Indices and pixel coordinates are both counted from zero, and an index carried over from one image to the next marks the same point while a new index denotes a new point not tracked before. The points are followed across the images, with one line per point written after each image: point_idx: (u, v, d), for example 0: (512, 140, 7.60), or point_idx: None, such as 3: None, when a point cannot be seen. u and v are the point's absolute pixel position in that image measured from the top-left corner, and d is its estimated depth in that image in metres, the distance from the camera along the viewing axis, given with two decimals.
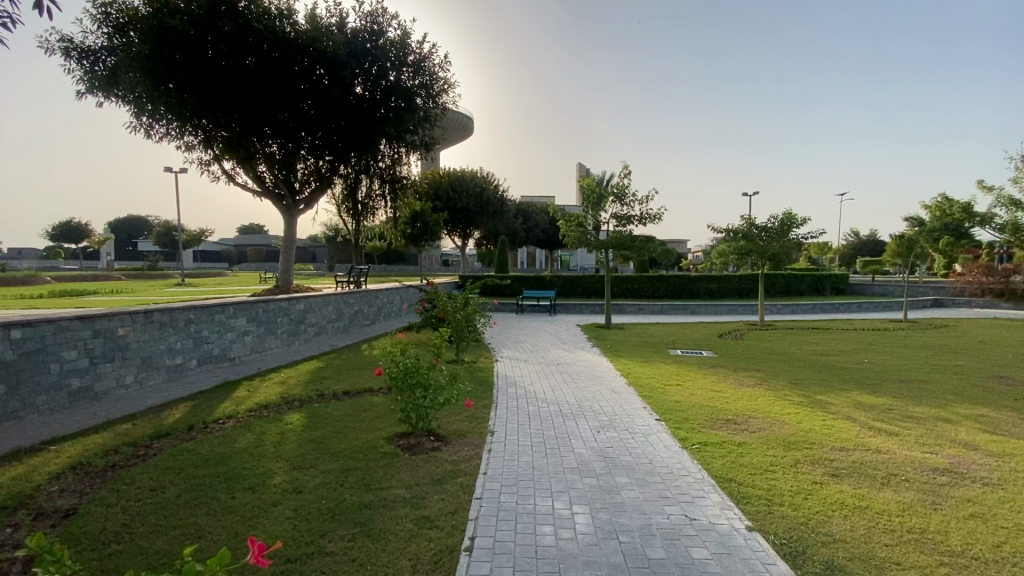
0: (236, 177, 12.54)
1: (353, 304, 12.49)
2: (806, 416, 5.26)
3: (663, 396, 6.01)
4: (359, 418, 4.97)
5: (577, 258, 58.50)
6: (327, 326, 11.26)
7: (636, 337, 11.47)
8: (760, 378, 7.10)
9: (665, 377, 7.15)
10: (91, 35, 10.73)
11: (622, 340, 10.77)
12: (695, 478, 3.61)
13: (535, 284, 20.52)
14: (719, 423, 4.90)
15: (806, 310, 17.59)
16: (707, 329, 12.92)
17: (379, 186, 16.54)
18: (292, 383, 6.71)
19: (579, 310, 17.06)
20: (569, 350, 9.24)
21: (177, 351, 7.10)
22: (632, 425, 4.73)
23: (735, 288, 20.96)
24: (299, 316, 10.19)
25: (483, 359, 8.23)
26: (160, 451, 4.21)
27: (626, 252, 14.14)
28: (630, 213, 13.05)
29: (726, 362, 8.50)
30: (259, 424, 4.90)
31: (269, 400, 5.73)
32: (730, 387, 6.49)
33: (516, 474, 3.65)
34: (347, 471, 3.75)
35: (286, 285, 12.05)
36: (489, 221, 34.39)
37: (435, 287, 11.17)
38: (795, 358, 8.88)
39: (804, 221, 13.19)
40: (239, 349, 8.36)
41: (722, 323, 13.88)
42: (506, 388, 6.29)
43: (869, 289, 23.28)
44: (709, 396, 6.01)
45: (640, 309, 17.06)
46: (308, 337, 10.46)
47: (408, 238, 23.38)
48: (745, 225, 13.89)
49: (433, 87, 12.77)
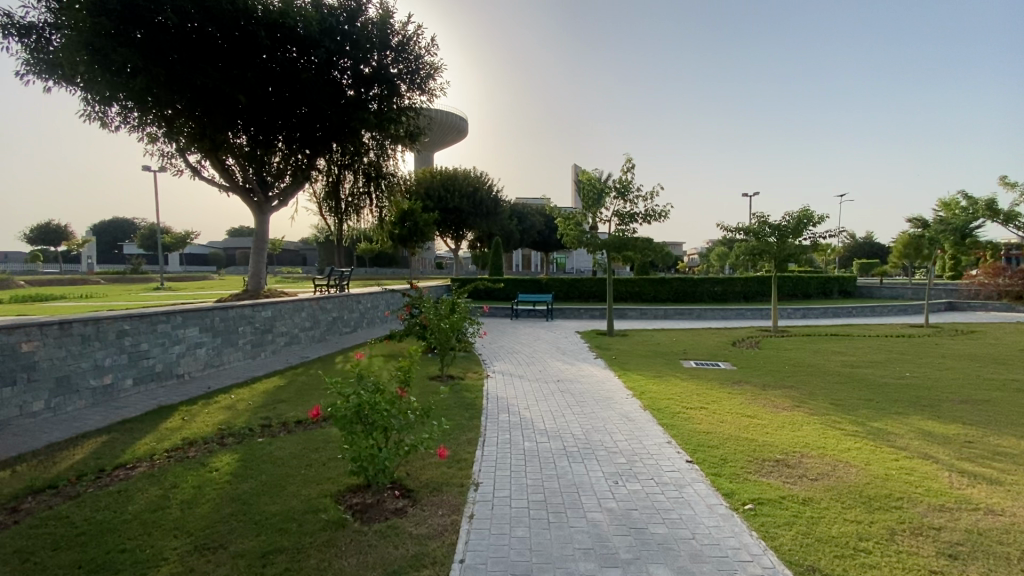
0: (202, 172, 11.35)
1: (330, 309, 11.38)
2: (871, 453, 4.20)
3: (688, 425, 4.93)
4: (306, 462, 3.86)
5: (573, 261, 57.49)
6: (300, 335, 10.15)
7: (642, 345, 10.40)
8: (797, 398, 6.04)
9: (684, 397, 6.08)
10: (32, 9, 9.25)
11: (628, 350, 9.72)
12: (761, 566, 2.53)
13: (531, 287, 19.43)
14: (767, 467, 3.83)
15: (817, 315, 16.63)
16: (718, 337, 11.89)
17: (363, 184, 15.47)
18: (241, 408, 5.59)
19: (578, 315, 16.02)
20: (569, 363, 8.15)
21: (106, 369, 5.95)
22: (658, 472, 3.64)
23: (741, 291, 19.98)
24: (265, 325, 9.06)
25: (471, 374, 7.12)
26: (22, 520, 3.07)
27: (630, 253, 13.07)
28: (633, 210, 11.98)
29: (749, 376, 7.45)
30: (175, 471, 3.77)
31: (202, 434, 4.61)
32: (766, 412, 5.41)
33: (506, 563, 2.55)
34: (268, 557, 2.64)
35: (255, 290, 10.92)
36: (483, 222, 33.29)
37: (420, 291, 10.07)
38: (826, 372, 7.84)
39: (822, 219, 12.12)
40: (188, 364, 7.21)
41: (732, 330, 12.86)
42: (496, 415, 5.19)
43: (877, 292, 22.39)
44: (744, 425, 4.94)
45: (643, 314, 16.03)
46: (276, 348, 9.32)
47: (397, 239, 22.18)
48: (757, 224, 12.82)
49: (418, 72, 11.67)
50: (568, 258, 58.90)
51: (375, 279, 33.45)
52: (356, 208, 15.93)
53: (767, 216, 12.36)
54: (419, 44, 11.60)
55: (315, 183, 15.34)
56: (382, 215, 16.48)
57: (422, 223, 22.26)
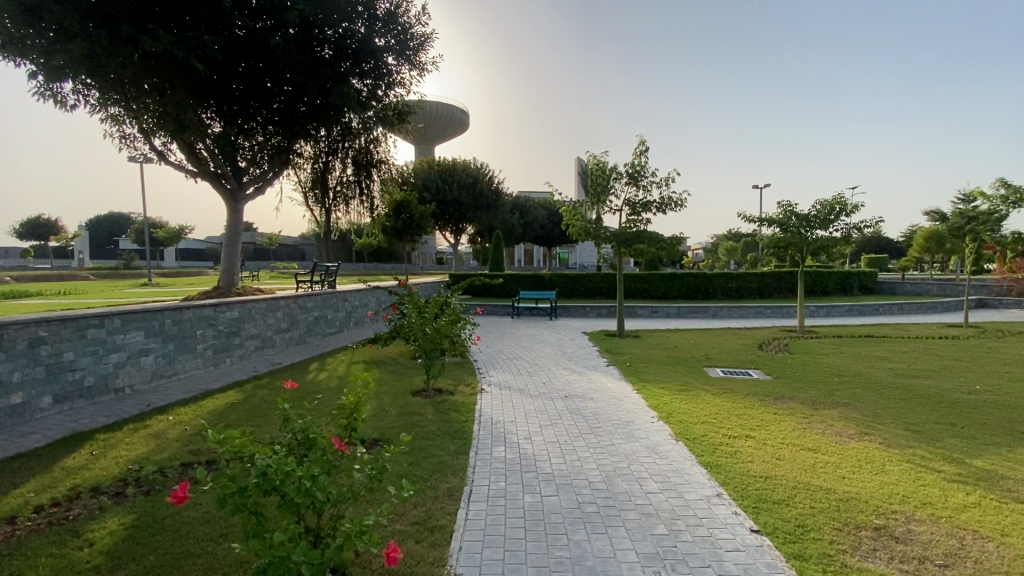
0: (168, 156, 10.15)
1: (311, 308, 10.29)
2: (998, 513, 3.08)
3: (738, 465, 3.78)
4: (221, 533, 2.76)
5: (576, 257, 56.36)
6: (274, 337, 9.06)
7: (658, 349, 9.26)
8: (862, 423, 4.88)
9: (721, 419, 4.98)
10: None
11: (644, 355, 8.60)
12: None
13: (533, 283, 18.29)
14: (868, 542, 2.70)
15: (841, 313, 15.46)
16: (740, 338, 10.74)
17: (353, 171, 14.37)
18: (171, 436, 4.48)
19: (584, 314, 14.89)
20: (577, 372, 7.04)
21: (13, 387, 4.85)
22: (719, 558, 2.52)
23: (755, 287, 18.79)
24: (231, 327, 7.98)
25: (462, 389, 6.01)
26: None
27: (642, 246, 11.85)
28: (647, 198, 10.82)
29: (790, 389, 6.34)
30: (31, 546, 2.67)
31: (102, 478, 3.52)
32: (830, 444, 4.28)
33: None
34: None
35: (228, 287, 9.83)
36: (482, 215, 32.13)
37: (409, 288, 8.97)
38: (878, 383, 6.72)
39: (857, 207, 10.99)
40: (129, 376, 6.10)
41: (755, 331, 11.72)
42: (489, 448, 4.08)
43: (900, 287, 21.16)
44: (807, 463, 3.84)
45: (653, 313, 14.89)
46: (244, 353, 8.22)
47: (390, 232, 20.98)
48: (784, 213, 11.62)
49: (408, 43, 10.51)
50: (571, 252, 57.78)
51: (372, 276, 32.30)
52: (345, 198, 14.79)
53: (796, 205, 11.13)
54: (409, 12, 10.43)
55: (300, 171, 14.25)
56: (373, 207, 15.36)
57: (416, 215, 21.03)
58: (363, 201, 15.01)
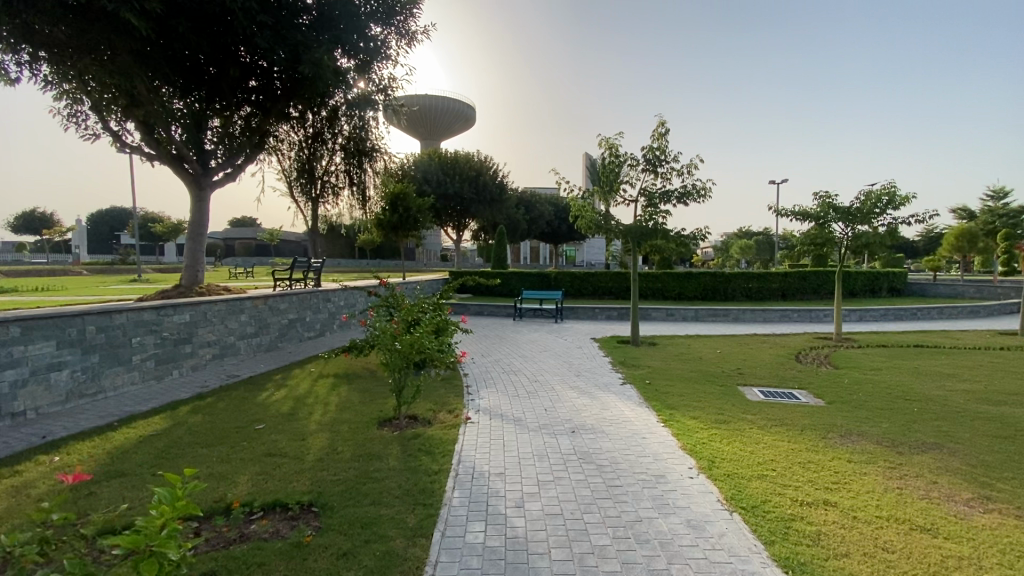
0: (124, 139, 8.90)
1: (284, 310, 9.14)
2: None
3: (831, 566, 2.51)
4: None
5: (583, 254, 55.05)
6: (237, 343, 7.91)
7: (679, 361, 7.98)
8: (974, 483, 3.60)
9: (780, 470, 3.74)
10: None
11: (664, 369, 7.37)
12: None
13: (537, 282, 17.07)
14: None
15: (876, 317, 14.07)
16: (772, 348, 9.44)
17: (342, 161, 13.18)
18: (35, 492, 3.30)
19: (593, 317, 13.63)
20: (586, 392, 5.82)
21: None
22: None
23: (777, 288, 17.41)
24: (181, 333, 6.84)
25: (442, 417, 4.82)
26: None
27: (659, 243, 10.40)
28: (667, 187, 9.52)
29: (853, 418, 5.08)
30: None
31: None
32: (952, 525, 3.00)
33: None
34: None
35: (190, 286, 8.66)
36: (487, 210, 31.01)
37: (392, 287, 7.81)
38: (959, 410, 5.45)
39: (907, 199, 9.61)
40: (32, 398, 4.95)
41: (787, 339, 10.44)
42: (463, 526, 2.85)
43: (932, 288, 19.66)
44: (936, 564, 2.57)
45: (669, 316, 13.58)
46: (197, 363, 7.08)
47: (387, 227, 19.83)
48: (821, 206, 10.22)
49: (395, 8, 9.28)
50: (577, 249, 56.38)
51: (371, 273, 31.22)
52: (334, 189, 13.61)
53: (836, 195, 9.76)
54: None
55: (284, 159, 13.06)
56: (365, 200, 14.16)
57: (414, 209, 19.85)
58: (354, 194, 13.81)
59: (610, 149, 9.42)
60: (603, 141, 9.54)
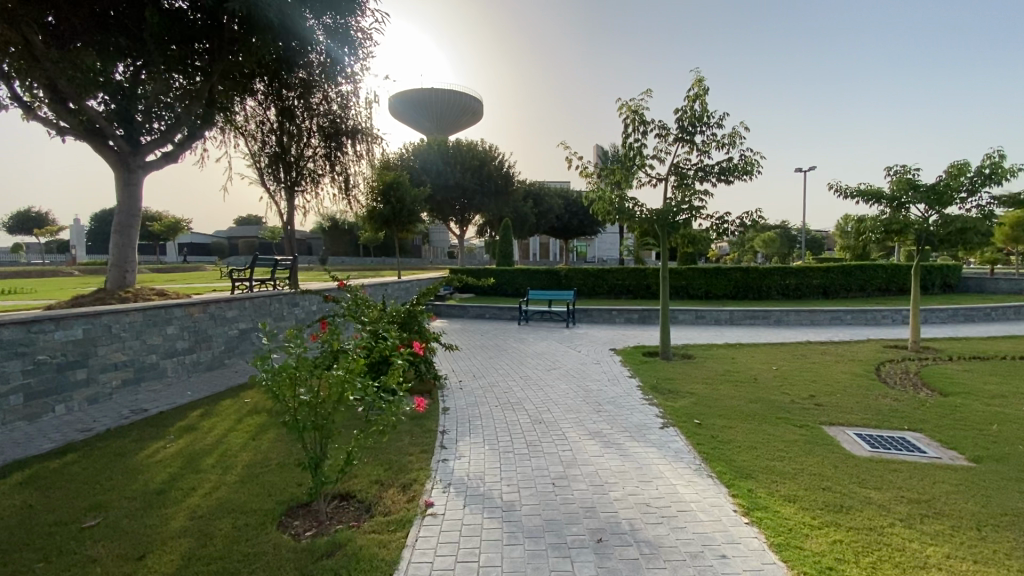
0: (38, 111, 7.23)
1: (233, 319, 7.43)
2: None
3: None
4: None
5: (595, 250, 53.25)
6: (162, 363, 6.22)
7: (730, 384, 6.13)
8: None
9: None
10: None
11: (712, 397, 5.53)
12: None
13: (546, 280, 15.28)
14: None
15: (942, 319, 12.00)
16: (839, 361, 7.54)
17: (320, 143, 11.49)
18: None
19: (611, 321, 11.78)
20: (613, 444, 4.00)
21: None
22: None
23: (818, 285, 15.37)
24: (71, 355, 5.15)
25: (390, 503, 3.04)
26: None
27: (693, 231, 8.51)
28: (705, 161, 7.63)
29: None
30: None
31: None
32: None
33: None
34: None
35: (114, 290, 6.98)
36: (491, 202, 29.34)
37: (357, 290, 6.06)
38: None
39: (1014, 171, 7.55)
40: None
41: (851, 348, 8.50)
42: None
43: (990, 284, 17.45)
44: None
45: (700, 318, 11.66)
46: (97, 393, 5.40)
47: (380, 220, 18.11)
48: (898, 184, 8.16)
49: None
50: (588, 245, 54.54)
51: (350, 271, 30.29)
52: (314, 177, 11.90)
53: (917, 169, 7.75)
54: None
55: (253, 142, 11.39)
56: (350, 189, 12.52)
57: (408, 201, 18.09)
58: (336, 182, 12.15)
59: (633, 115, 7.53)
60: (624, 106, 7.66)
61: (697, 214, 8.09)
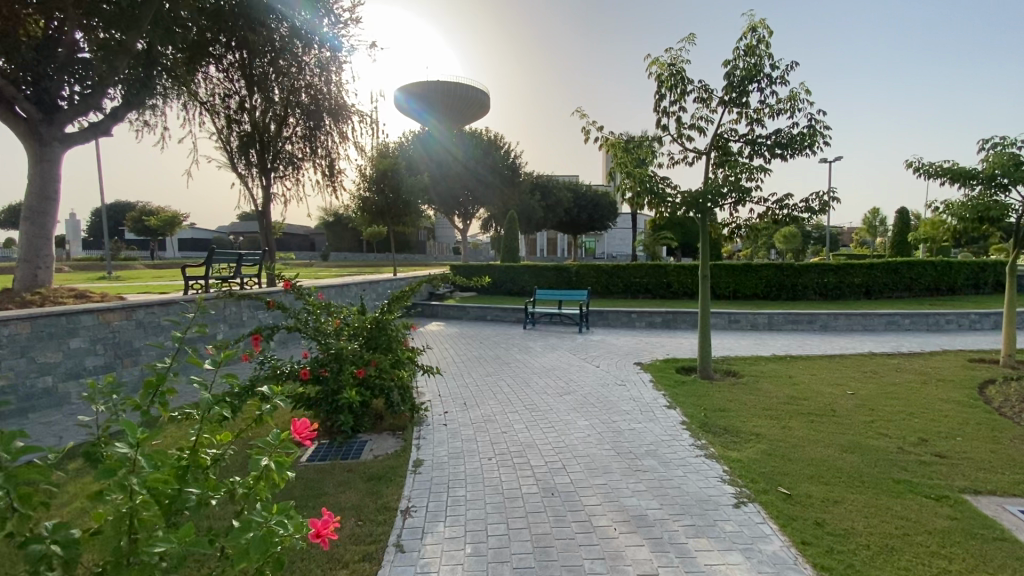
0: None
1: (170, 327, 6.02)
2: None
3: None
4: None
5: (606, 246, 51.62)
6: (62, 387, 4.84)
7: (802, 419, 4.62)
8: None
9: None
10: None
11: (786, 441, 4.03)
12: None
13: (555, 278, 13.76)
14: None
15: None
16: (925, 382, 5.99)
17: (297, 120, 10.03)
18: None
19: (630, 325, 10.25)
20: (668, 546, 2.49)
21: None
22: None
23: (860, 284, 13.71)
24: None
25: None
26: None
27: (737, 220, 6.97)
28: (755, 130, 6.08)
29: None
30: None
31: None
32: None
33: None
34: None
35: (21, 292, 5.62)
36: (495, 195, 27.88)
37: (310, 294, 4.59)
38: None
39: None
40: None
41: (932, 363, 6.94)
42: None
43: None
44: None
45: (733, 323, 10.07)
46: None
47: (374, 212, 16.65)
48: (997, 159, 6.52)
49: None
50: (598, 240, 52.83)
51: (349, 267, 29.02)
52: (292, 161, 10.43)
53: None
54: None
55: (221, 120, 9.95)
56: (334, 175, 11.05)
57: (404, 191, 16.57)
58: (319, 167, 10.69)
59: (667, 70, 6.00)
60: (656, 61, 6.15)
61: (743, 199, 6.57)
